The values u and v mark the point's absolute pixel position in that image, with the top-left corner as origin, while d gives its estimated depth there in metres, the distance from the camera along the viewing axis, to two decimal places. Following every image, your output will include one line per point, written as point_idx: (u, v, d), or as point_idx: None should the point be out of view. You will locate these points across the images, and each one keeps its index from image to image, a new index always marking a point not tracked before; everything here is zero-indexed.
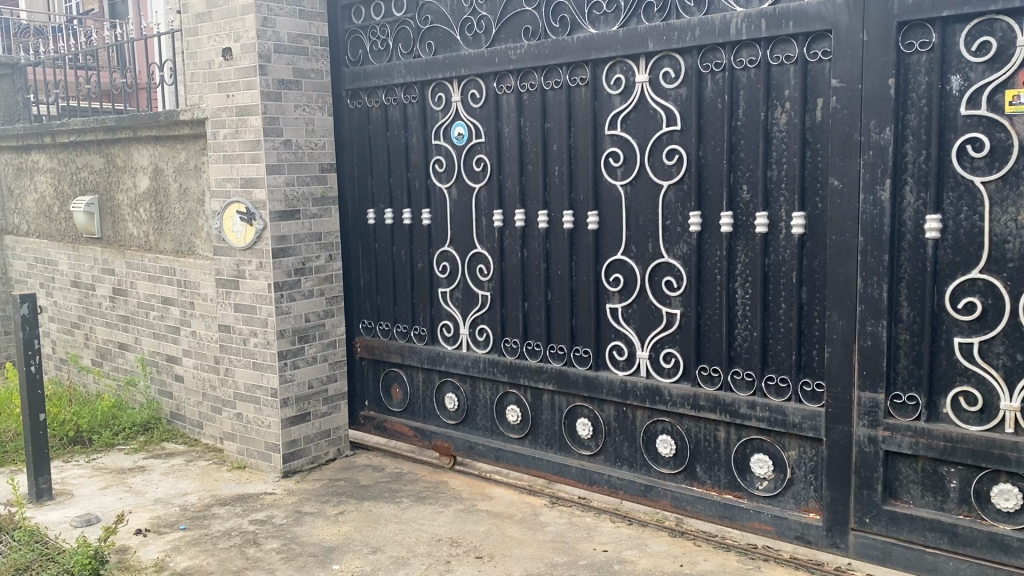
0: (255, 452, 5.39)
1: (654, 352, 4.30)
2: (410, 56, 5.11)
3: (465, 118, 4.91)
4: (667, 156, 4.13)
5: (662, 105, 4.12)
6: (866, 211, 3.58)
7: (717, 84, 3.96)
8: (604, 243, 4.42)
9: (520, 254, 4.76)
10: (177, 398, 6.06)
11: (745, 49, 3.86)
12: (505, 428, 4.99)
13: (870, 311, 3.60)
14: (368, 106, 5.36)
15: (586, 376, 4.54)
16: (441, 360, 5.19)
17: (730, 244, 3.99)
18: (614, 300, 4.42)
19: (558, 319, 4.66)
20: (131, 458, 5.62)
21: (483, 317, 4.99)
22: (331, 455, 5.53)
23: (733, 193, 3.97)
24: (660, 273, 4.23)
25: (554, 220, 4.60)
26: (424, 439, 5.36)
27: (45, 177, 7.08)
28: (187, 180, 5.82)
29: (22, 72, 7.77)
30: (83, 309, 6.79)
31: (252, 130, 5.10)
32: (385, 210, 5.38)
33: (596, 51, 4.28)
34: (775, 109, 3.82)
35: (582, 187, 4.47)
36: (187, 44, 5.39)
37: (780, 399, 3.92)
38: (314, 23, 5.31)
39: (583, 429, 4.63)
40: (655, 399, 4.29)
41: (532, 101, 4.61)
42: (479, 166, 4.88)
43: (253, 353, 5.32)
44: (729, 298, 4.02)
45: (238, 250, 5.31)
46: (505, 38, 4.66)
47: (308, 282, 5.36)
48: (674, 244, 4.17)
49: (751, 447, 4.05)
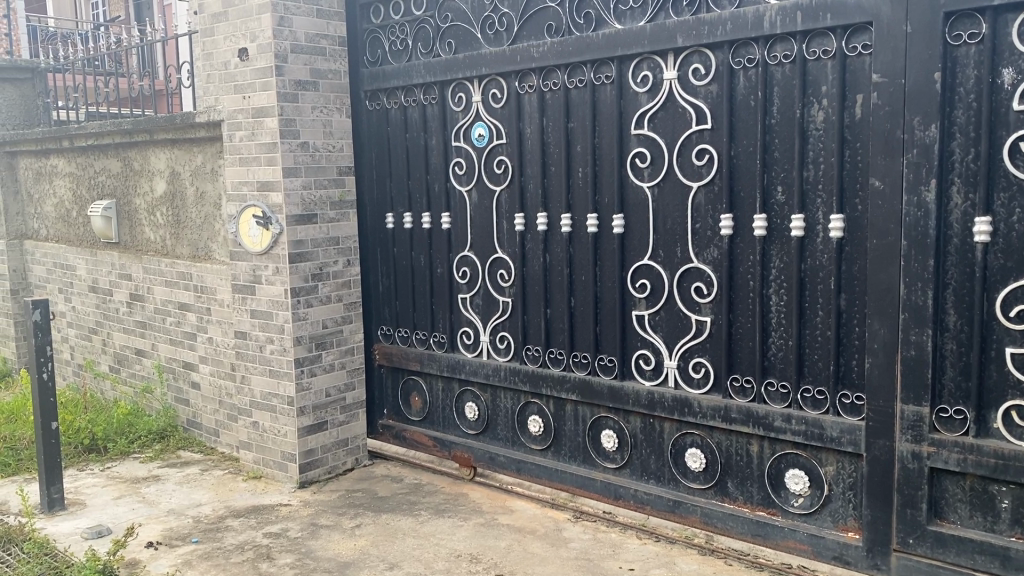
0: (271, 462, 5.26)
1: (683, 362, 4.12)
2: (429, 55, 4.97)
3: (485, 119, 4.75)
4: (697, 156, 3.95)
5: (691, 102, 3.95)
6: (910, 213, 3.37)
7: (750, 81, 3.78)
8: (630, 248, 4.25)
9: (542, 258, 4.59)
10: (193, 405, 5.96)
11: (779, 43, 3.68)
12: (526, 439, 4.82)
13: (914, 319, 3.40)
14: (387, 107, 5.22)
15: (611, 386, 4.36)
16: (461, 368, 5.03)
17: (764, 248, 3.80)
18: (641, 307, 4.24)
19: (582, 326, 4.48)
20: (146, 467, 5.51)
21: (505, 324, 4.83)
22: (349, 464, 5.39)
23: (766, 194, 3.78)
24: (689, 279, 4.05)
25: (578, 223, 4.43)
26: (443, 449, 5.20)
27: (65, 182, 7.02)
28: (204, 183, 5.72)
29: (42, 76, 7.72)
30: (100, 314, 6.72)
31: (269, 132, 4.98)
32: (404, 214, 5.23)
33: (623, 48, 4.11)
34: (811, 107, 3.62)
35: (607, 189, 4.30)
36: (203, 44, 5.29)
37: (817, 411, 3.72)
38: (333, 22, 5.19)
39: (608, 441, 4.45)
40: (684, 411, 4.10)
41: (555, 100, 4.45)
42: (500, 168, 4.72)
43: (270, 360, 5.19)
44: (762, 305, 3.83)
45: (255, 255, 5.18)
46: (528, 35, 4.50)
47: (326, 287, 5.23)
48: (704, 249, 3.99)
49: (786, 462, 3.86)
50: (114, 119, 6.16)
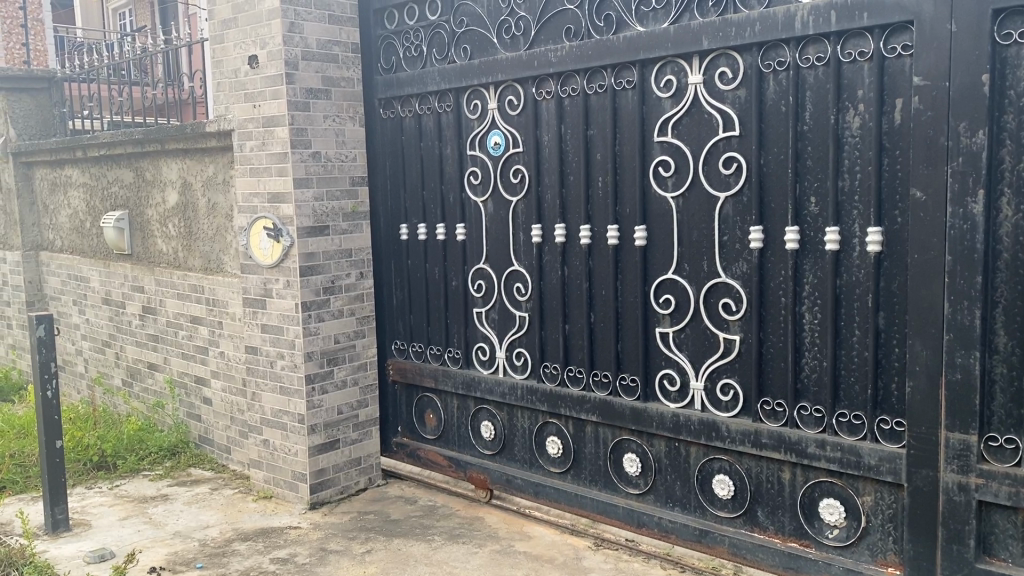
0: (281, 482, 5.09)
1: (710, 383, 3.89)
2: (444, 62, 4.80)
3: (502, 127, 4.57)
4: (724, 165, 3.73)
5: (718, 108, 3.73)
6: (955, 226, 3.13)
7: (780, 85, 3.55)
8: (653, 262, 4.03)
9: (561, 272, 4.39)
10: (205, 422, 5.83)
11: (812, 45, 3.45)
12: (545, 461, 4.61)
13: (960, 340, 3.15)
14: (402, 115, 5.05)
15: (633, 408, 4.14)
16: (477, 386, 4.84)
17: (797, 262, 3.57)
18: (665, 324, 4.02)
19: (603, 343, 4.27)
20: (155, 485, 5.37)
21: (522, 340, 4.63)
22: (362, 484, 5.22)
23: (798, 205, 3.55)
24: (717, 295, 3.82)
25: (598, 235, 4.22)
26: (459, 470, 5.01)
27: (78, 193, 6.94)
28: (215, 194, 5.60)
29: (58, 86, 7.66)
30: (113, 327, 6.61)
31: (279, 142, 4.82)
32: (418, 226, 5.06)
33: (645, 51, 3.90)
34: (846, 112, 3.39)
35: (628, 199, 4.08)
36: (213, 52, 5.16)
37: (854, 437, 3.48)
38: (345, 28, 5.03)
39: (630, 465, 4.23)
40: (711, 435, 3.87)
41: (574, 106, 4.24)
42: (517, 178, 4.53)
43: (280, 376, 5.02)
44: (795, 323, 3.59)
45: (265, 268, 5.03)
46: (545, 40, 4.31)
47: (337, 301, 5.06)
48: (731, 263, 3.77)
49: (819, 491, 3.61)
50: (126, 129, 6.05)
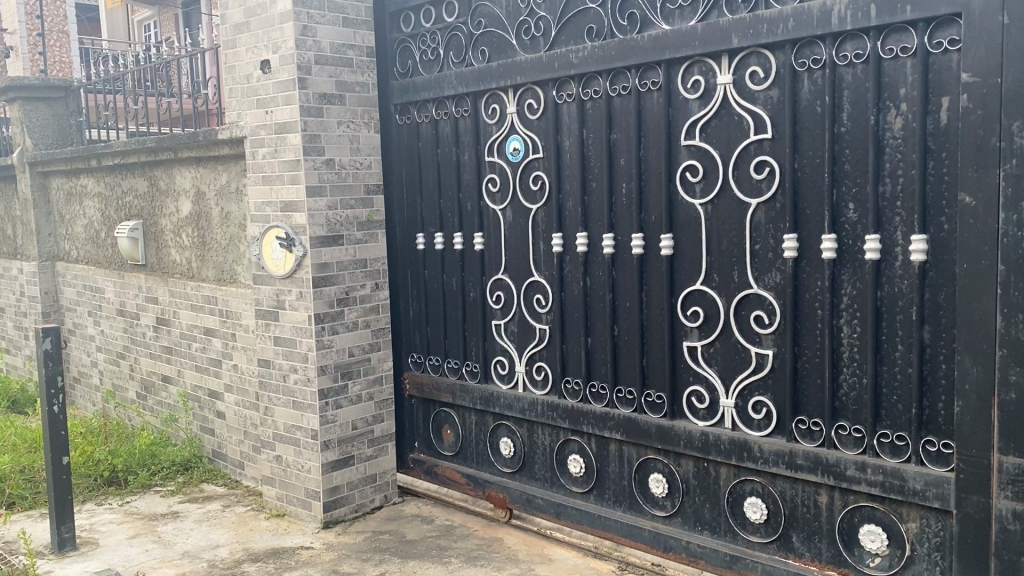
0: (294, 499, 4.92)
1: (741, 400, 3.68)
2: (461, 65, 4.63)
3: (521, 131, 4.39)
4: (756, 170, 3.53)
5: (749, 109, 3.53)
6: (1008, 233, 2.91)
7: (816, 84, 3.35)
8: (680, 272, 3.82)
9: (583, 283, 4.19)
10: (218, 436, 5.70)
11: (850, 41, 3.25)
12: (566, 481, 4.41)
13: (1014, 355, 2.92)
14: (418, 121, 4.89)
15: (660, 426, 3.93)
16: (496, 402, 4.65)
17: (834, 272, 3.35)
18: (693, 338, 3.81)
19: (627, 358, 4.07)
20: (166, 502, 5.23)
21: (542, 353, 4.43)
22: (377, 502, 5.04)
23: (836, 212, 3.33)
24: (748, 307, 3.61)
25: (621, 244, 4.02)
26: (477, 488, 4.82)
27: (94, 203, 6.86)
28: (228, 204, 5.48)
29: (76, 95, 7.58)
30: (128, 338, 6.51)
31: (292, 149, 4.68)
32: (435, 234, 4.89)
33: (671, 50, 3.71)
34: (887, 112, 3.18)
35: (654, 206, 3.88)
36: (225, 57, 5.03)
37: (897, 460, 3.25)
38: (360, 32, 4.88)
39: (656, 485, 4.01)
40: (742, 455, 3.66)
41: (596, 109, 4.06)
42: (537, 185, 4.35)
43: (293, 391, 4.87)
44: (832, 337, 3.38)
45: (278, 279, 4.88)
46: (566, 40, 4.13)
47: (352, 313, 4.89)
48: (764, 273, 3.56)
49: (859, 516, 3.38)
50: (139, 137, 5.95)
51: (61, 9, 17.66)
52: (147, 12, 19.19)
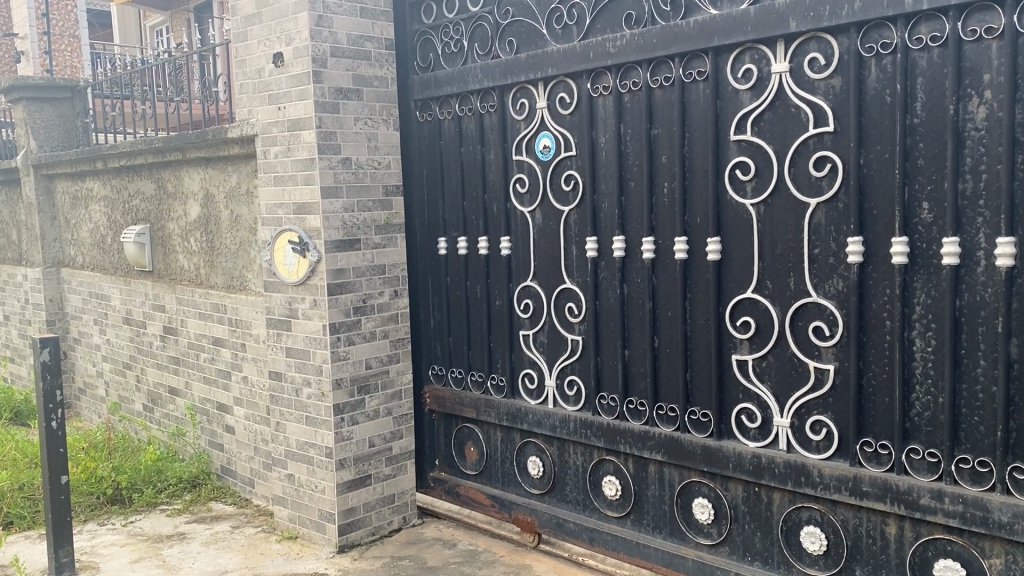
0: (307, 521, 4.61)
1: (798, 420, 3.35)
2: (487, 57, 4.33)
3: (552, 128, 4.08)
4: (816, 167, 3.21)
5: (807, 100, 3.21)
6: None
7: (884, 71, 3.02)
8: (729, 279, 3.50)
9: (619, 290, 3.87)
10: (227, 451, 5.42)
11: (925, 22, 2.92)
12: (600, 504, 4.08)
13: None
14: (440, 118, 4.60)
15: (706, 446, 3.60)
16: (524, 418, 4.33)
17: (905, 279, 3.02)
18: (743, 351, 3.48)
19: (668, 372, 3.74)
20: (172, 522, 4.93)
21: (574, 366, 4.12)
22: (396, 525, 4.73)
23: (908, 212, 3.00)
24: (807, 317, 3.29)
25: (662, 248, 3.70)
26: (503, 511, 4.50)
27: (99, 207, 6.60)
28: (238, 206, 5.19)
29: (82, 96, 7.33)
30: (134, 348, 6.23)
31: (306, 147, 4.39)
32: (458, 239, 4.59)
33: (720, 37, 3.40)
34: (968, 101, 2.86)
35: (699, 207, 3.56)
36: (235, 51, 4.75)
37: (978, 488, 2.91)
38: (378, 23, 4.59)
39: (701, 511, 3.68)
40: (800, 480, 3.33)
41: (635, 102, 3.74)
42: (569, 185, 4.03)
43: (307, 406, 4.56)
44: (902, 350, 3.04)
45: (291, 286, 4.58)
46: (602, 28, 3.82)
47: (369, 322, 4.59)
48: (824, 280, 3.23)
49: (934, 550, 3.05)
50: (146, 138, 5.68)
51: (72, 13, 17.52)
52: (159, 17, 19.03)
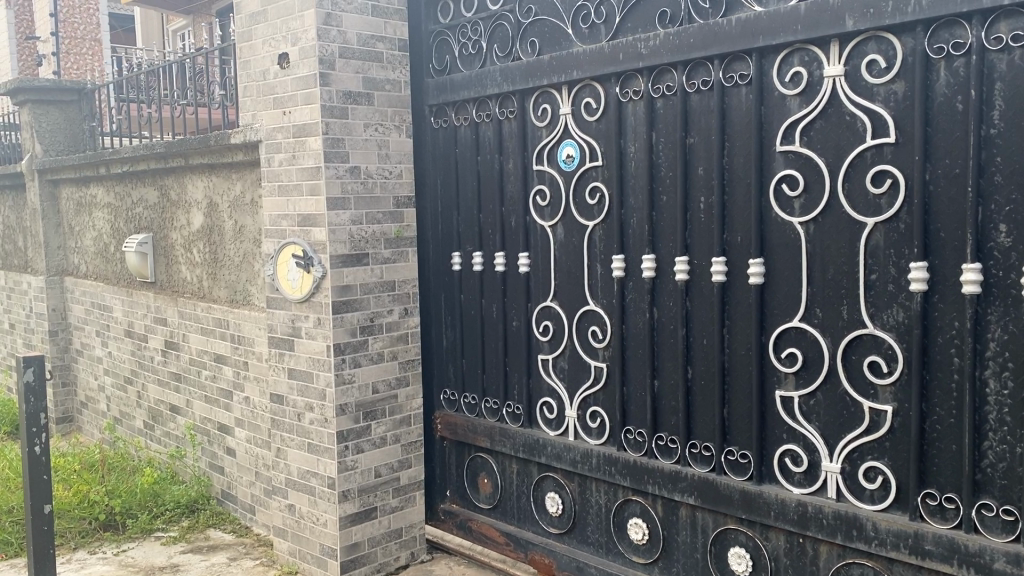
0: (308, 556, 4.30)
1: (849, 466, 2.98)
2: (507, 59, 4.01)
3: (576, 135, 3.75)
4: (874, 182, 2.85)
5: (865, 107, 2.85)
6: None
7: (955, 75, 2.66)
8: (773, 307, 3.14)
9: (649, 315, 3.53)
10: (228, 475, 5.13)
11: (1005, 19, 2.56)
12: (625, 548, 3.73)
13: None
14: (455, 125, 4.28)
15: (744, 491, 3.25)
16: (541, 451, 3.99)
17: (978, 311, 2.65)
18: (788, 386, 3.12)
19: (703, 406, 3.38)
20: (167, 551, 4.63)
21: (598, 396, 3.77)
22: (403, 560, 4.40)
23: (981, 236, 2.64)
24: (862, 352, 2.92)
25: (697, 269, 3.35)
26: (518, 550, 4.16)
27: (102, 214, 6.35)
28: (242, 216, 4.91)
29: (89, 98, 7.10)
30: (135, 363, 5.96)
31: (312, 155, 4.09)
32: (473, 254, 4.27)
33: (766, 36, 3.05)
34: None
35: (740, 225, 3.21)
36: (241, 52, 4.46)
37: None
38: (391, 22, 4.28)
39: (736, 562, 3.32)
40: (851, 533, 2.96)
41: (668, 107, 3.40)
42: (595, 198, 3.70)
43: (309, 432, 4.24)
44: (973, 392, 2.67)
45: (294, 303, 4.27)
46: (633, 27, 3.49)
47: (377, 343, 4.27)
48: (882, 309, 2.87)
49: None
50: (148, 142, 5.41)
51: (94, 16, 17.57)
52: (180, 22, 18.91)
